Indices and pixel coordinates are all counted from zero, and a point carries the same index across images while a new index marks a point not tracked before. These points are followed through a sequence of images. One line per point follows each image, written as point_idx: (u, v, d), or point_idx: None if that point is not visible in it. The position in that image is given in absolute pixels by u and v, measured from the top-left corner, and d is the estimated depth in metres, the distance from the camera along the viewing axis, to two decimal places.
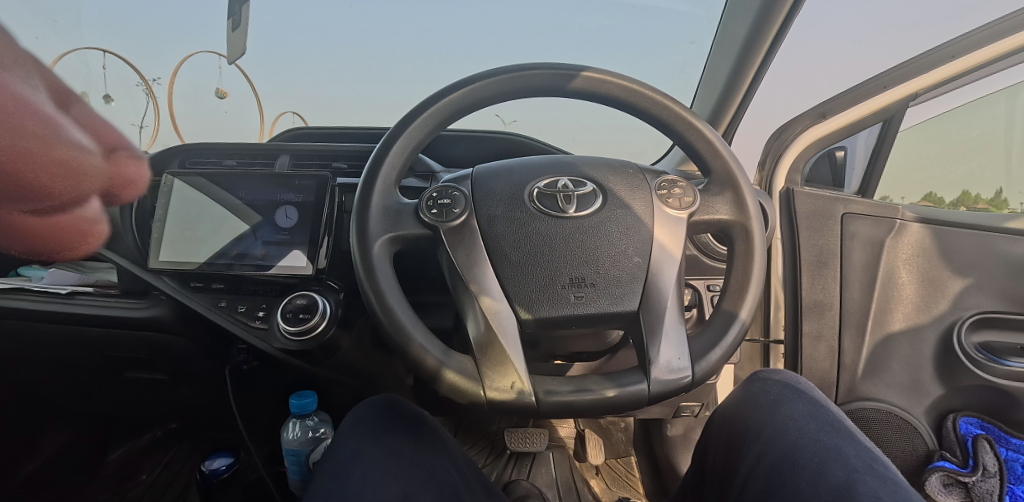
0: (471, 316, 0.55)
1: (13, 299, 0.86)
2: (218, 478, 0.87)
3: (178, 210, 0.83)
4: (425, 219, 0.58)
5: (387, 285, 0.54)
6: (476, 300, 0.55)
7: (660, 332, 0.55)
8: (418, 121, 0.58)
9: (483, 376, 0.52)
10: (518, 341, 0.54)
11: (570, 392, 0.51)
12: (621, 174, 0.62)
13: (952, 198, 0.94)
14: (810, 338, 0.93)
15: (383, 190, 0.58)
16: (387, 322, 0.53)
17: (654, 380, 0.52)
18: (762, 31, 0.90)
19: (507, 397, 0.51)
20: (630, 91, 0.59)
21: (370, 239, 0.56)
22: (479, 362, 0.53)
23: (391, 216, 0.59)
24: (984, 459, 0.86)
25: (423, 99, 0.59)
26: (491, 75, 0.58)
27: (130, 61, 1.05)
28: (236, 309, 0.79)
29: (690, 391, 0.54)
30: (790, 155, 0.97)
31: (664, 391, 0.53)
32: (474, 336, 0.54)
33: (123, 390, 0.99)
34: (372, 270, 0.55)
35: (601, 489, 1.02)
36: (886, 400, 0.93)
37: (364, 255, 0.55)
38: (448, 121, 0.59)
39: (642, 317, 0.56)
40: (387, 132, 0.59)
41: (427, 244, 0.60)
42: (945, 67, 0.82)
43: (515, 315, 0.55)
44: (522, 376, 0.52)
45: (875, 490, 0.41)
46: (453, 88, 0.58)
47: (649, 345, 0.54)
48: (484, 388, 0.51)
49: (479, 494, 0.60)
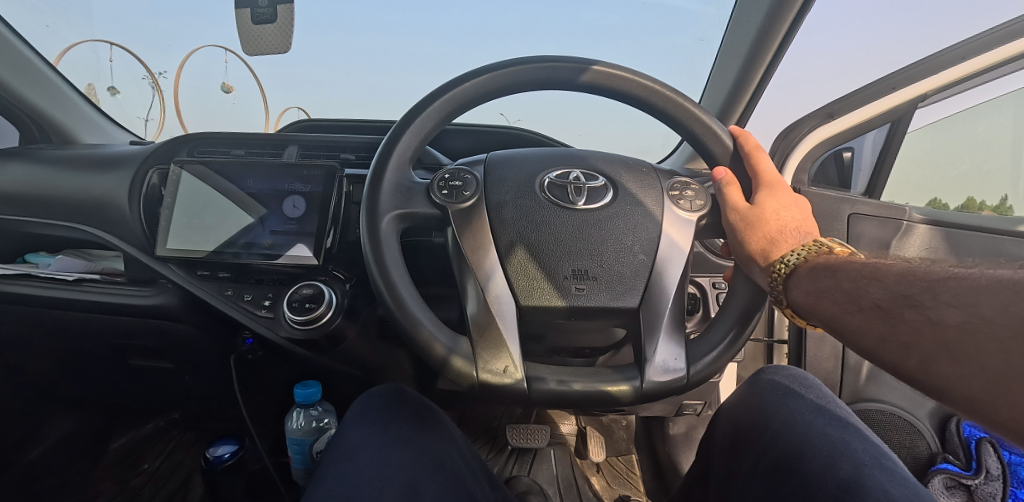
0: (471, 298, 0.55)
1: (21, 284, 0.87)
2: (222, 465, 0.85)
3: (185, 200, 0.83)
4: (435, 199, 0.59)
5: (391, 259, 0.55)
6: (477, 283, 0.55)
7: (658, 331, 0.55)
8: (434, 104, 0.58)
9: (476, 357, 0.52)
10: (515, 326, 0.54)
11: (562, 380, 0.52)
12: (634, 171, 0.62)
13: (957, 203, 0.95)
14: (814, 339, 0.94)
15: (396, 167, 0.58)
16: (392, 302, 0.53)
17: (649, 378, 0.53)
18: (773, 29, 0.90)
19: (499, 381, 0.51)
20: (642, 87, 0.59)
21: (381, 214, 0.56)
22: (475, 344, 0.53)
23: (403, 193, 0.59)
24: (987, 462, 0.87)
25: (435, 87, 0.59)
26: (503, 67, 0.58)
27: (135, 54, 1.09)
28: (242, 297, 0.78)
29: (687, 391, 0.55)
30: (796, 156, 0.95)
31: (659, 387, 0.53)
32: (473, 315, 0.54)
33: (127, 377, 0.99)
34: (379, 247, 0.55)
35: (601, 487, 1.00)
36: (889, 402, 0.93)
37: (372, 233, 0.55)
38: (467, 103, 0.59)
39: (642, 315, 0.56)
40: (399, 118, 0.59)
41: (434, 225, 0.60)
42: (954, 68, 0.83)
43: (516, 301, 0.56)
44: (516, 361, 0.52)
45: (884, 483, 0.41)
46: (467, 76, 0.58)
47: (646, 343, 0.55)
48: (478, 370, 0.52)
49: (484, 484, 0.60)
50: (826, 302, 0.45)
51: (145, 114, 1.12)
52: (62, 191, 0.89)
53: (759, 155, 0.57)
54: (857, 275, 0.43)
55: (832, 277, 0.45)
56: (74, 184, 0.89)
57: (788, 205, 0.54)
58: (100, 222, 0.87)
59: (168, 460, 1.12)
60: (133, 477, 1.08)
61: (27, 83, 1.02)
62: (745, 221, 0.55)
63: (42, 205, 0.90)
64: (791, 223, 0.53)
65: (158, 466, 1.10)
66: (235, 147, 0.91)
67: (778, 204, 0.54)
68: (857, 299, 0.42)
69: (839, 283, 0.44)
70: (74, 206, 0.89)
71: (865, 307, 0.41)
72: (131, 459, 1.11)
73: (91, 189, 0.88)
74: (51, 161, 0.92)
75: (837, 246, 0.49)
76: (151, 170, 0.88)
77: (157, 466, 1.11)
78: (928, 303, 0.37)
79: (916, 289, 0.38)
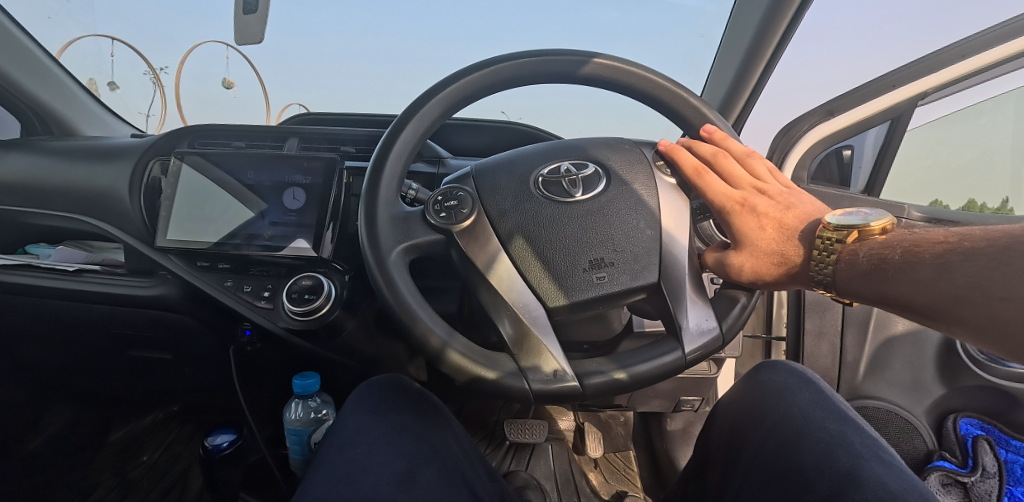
0: (501, 318, 0.56)
1: (20, 274, 0.87)
2: (219, 455, 0.85)
3: (185, 192, 0.83)
4: (434, 222, 0.58)
5: (405, 289, 0.54)
6: (504, 301, 0.56)
7: (685, 298, 0.56)
8: (410, 124, 0.58)
9: (524, 371, 0.53)
10: (551, 330, 0.55)
11: (589, 375, 0.52)
12: (619, 151, 0.62)
13: (958, 205, 0.97)
14: (813, 335, 0.99)
15: (386, 200, 0.58)
16: (407, 318, 0.53)
17: (687, 344, 0.54)
18: (772, 26, 0.90)
19: (551, 384, 0.52)
20: (626, 73, 0.59)
21: (382, 248, 0.56)
22: (517, 358, 0.53)
23: (400, 224, 0.59)
24: (984, 459, 0.91)
25: (412, 102, 0.59)
26: (478, 68, 0.58)
27: (138, 50, 1.10)
28: (241, 289, 0.79)
29: (723, 347, 0.56)
30: (797, 151, 0.95)
31: (698, 354, 0.55)
32: (507, 334, 0.55)
33: (126, 367, 1.00)
34: (390, 278, 0.54)
35: (598, 482, 1.00)
36: (886, 399, 0.98)
37: (379, 264, 0.55)
38: (439, 121, 0.59)
39: (665, 286, 0.57)
40: (381, 140, 0.59)
41: (441, 249, 0.60)
42: (955, 66, 0.83)
43: (543, 305, 0.56)
44: (562, 362, 0.53)
45: (880, 475, 0.41)
46: (442, 85, 0.58)
47: (676, 310, 0.56)
48: (529, 382, 0.52)
49: (482, 474, 0.60)
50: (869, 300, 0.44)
51: (145, 110, 1.12)
52: (62, 181, 0.90)
53: (695, 177, 0.56)
54: (891, 269, 0.42)
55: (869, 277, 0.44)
56: (75, 174, 0.89)
57: (759, 210, 0.51)
58: (101, 213, 0.87)
59: (167, 452, 1.13)
60: (131, 469, 1.08)
61: (28, 75, 1.03)
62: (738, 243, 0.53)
63: (43, 196, 0.90)
64: (769, 221, 0.51)
65: (157, 458, 1.11)
66: (235, 139, 0.91)
67: (753, 216, 0.51)
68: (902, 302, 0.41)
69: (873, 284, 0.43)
70: (75, 197, 0.89)
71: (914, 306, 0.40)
72: (129, 451, 1.11)
73: (91, 180, 0.88)
74: (52, 152, 0.92)
75: (846, 232, 0.45)
76: (151, 161, 0.88)
77: (156, 458, 1.11)
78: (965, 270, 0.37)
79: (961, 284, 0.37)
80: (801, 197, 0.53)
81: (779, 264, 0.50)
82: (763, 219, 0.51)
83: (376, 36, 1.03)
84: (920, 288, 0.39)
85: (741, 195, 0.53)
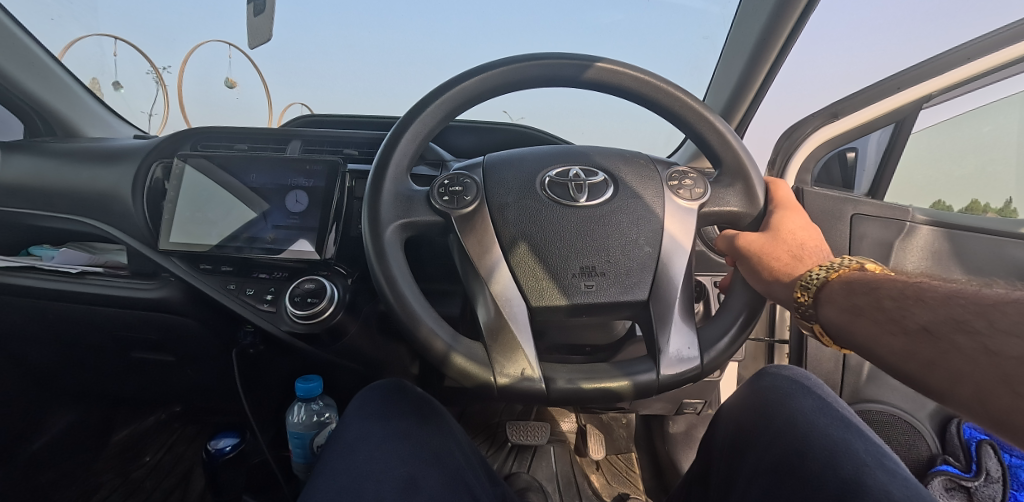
0: (482, 303, 0.56)
1: (24, 276, 0.87)
2: (222, 457, 0.85)
3: (189, 195, 0.83)
4: (437, 206, 0.59)
5: (400, 273, 0.55)
6: (486, 287, 0.56)
7: (670, 321, 0.56)
8: (422, 116, 0.58)
9: (493, 362, 0.53)
10: (528, 329, 0.55)
11: (585, 381, 0.52)
12: (632, 164, 0.62)
13: (961, 206, 0.97)
14: (816, 339, 0.99)
15: (394, 178, 0.58)
16: (397, 304, 0.53)
17: (663, 370, 0.53)
18: (776, 30, 0.89)
19: (515, 382, 0.52)
20: (642, 82, 0.58)
21: (382, 225, 0.56)
22: (489, 349, 0.53)
23: (403, 203, 0.59)
24: (988, 464, 0.92)
25: (431, 90, 0.59)
26: (493, 67, 0.57)
27: (141, 50, 1.10)
28: (244, 291, 0.79)
29: (699, 380, 0.55)
30: (800, 156, 0.94)
31: (675, 379, 0.54)
32: (485, 321, 0.55)
33: (128, 368, 1.00)
34: (384, 259, 0.55)
35: (601, 484, 0.99)
36: (889, 403, 0.98)
37: (377, 242, 0.55)
38: (443, 122, 0.59)
39: (652, 307, 0.57)
40: (397, 121, 0.59)
41: (438, 232, 0.61)
42: (961, 69, 0.83)
43: (526, 303, 0.56)
44: (533, 363, 0.53)
45: (885, 483, 0.41)
46: (463, 77, 0.58)
47: (659, 333, 0.55)
48: (495, 375, 0.52)
49: (483, 479, 0.60)
50: (861, 320, 0.46)
51: (148, 109, 1.12)
52: (66, 183, 0.90)
53: (773, 184, 0.62)
54: (900, 295, 0.44)
55: (871, 295, 0.46)
56: (78, 176, 0.90)
57: (805, 226, 0.57)
58: (103, 215, 0.88)
59: (169, 453, 1.13)
60: (134, 469, 1.08)
61: (32, 75, 1.03)
62: (762, 242, 0.56)
63: (47, 198, 0.91)
64: (808, 236, 0.56)
65: (159, 459, 1.11)
66: (237, 142, 0.91)
67: (797, 224, 0.57)
68: (900, 321, 0.43)
69: (874, 302, 0.46)
70: (79, 198, 0.89)
71: (910, 328, 0.42)
72: (131, 452, 1.11)
73: (94, 182, 0.88)
74: (54, 154, 0.93)
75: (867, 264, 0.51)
76: (155, 164, 0.88)
77: (158, 458, 1.11)
78: (983, 330, 0.37)
79: (966, 312, 0.39)
80: (828, 251, 0.56)
81: (792, 258, 0.54)
82: (804, 232, 0.56)
83: (379, 38, 1.03)
84: (925, 309, 0.42)
85: (798, 211, 0.59)
